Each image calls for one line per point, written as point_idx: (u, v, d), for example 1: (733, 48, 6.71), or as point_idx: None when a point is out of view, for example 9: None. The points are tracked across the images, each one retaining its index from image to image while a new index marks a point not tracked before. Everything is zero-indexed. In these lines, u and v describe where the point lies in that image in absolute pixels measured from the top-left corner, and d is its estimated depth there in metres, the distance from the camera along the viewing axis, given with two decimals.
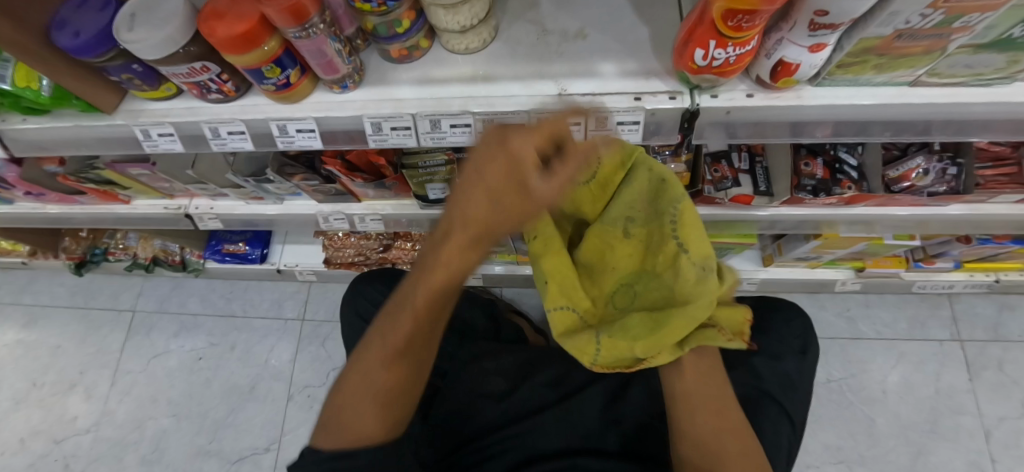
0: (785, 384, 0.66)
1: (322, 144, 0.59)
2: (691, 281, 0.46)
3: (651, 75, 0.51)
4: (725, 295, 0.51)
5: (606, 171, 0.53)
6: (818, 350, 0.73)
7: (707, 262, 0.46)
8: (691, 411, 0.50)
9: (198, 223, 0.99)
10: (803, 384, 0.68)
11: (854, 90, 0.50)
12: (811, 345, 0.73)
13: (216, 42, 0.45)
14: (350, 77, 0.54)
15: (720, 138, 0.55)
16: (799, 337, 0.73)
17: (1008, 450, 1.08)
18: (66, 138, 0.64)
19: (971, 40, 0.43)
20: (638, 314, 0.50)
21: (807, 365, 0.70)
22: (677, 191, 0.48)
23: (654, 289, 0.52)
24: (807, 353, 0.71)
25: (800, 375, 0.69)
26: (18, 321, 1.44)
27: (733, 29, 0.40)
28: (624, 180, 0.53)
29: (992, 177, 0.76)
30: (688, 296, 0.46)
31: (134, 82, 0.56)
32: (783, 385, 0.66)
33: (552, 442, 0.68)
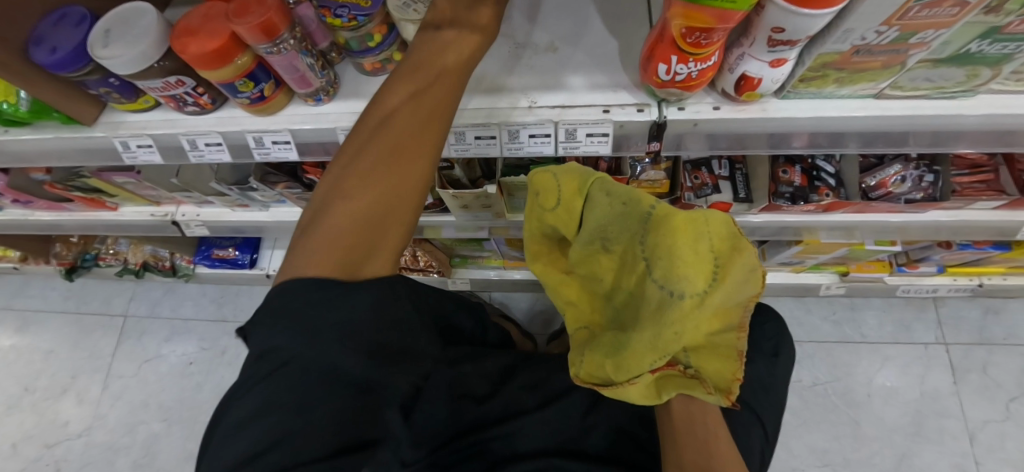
0: (757, 387, 0.67)
1: (298, 155, 0.60)
2: (656, 303, 0.42)
3: (620, 88, 0.52)
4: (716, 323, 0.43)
5: (569, 195, 0.49)
6: (791, 351, 0.74)
7: (671, 283, 0.40)
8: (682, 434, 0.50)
9: (185, 229, 0.99)
10: (776, 388, 0.69)
11: (820, 102, 0.51)
12: (785, 348, 0.74)
13: (189, 58, 0.46)
14: (324, 90, 0.55)
15: (702, 147, 0.56)
16: (774, 340, 0.74)
17: (992, 453, 1.08)
18: (47, 149, 0.65)
19: (929, 55, 0.43)
20: (616, 336, 0.49)
21: (779, 369, 0.71)
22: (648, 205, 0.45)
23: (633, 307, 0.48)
24: (781, 356, 0.72)
25: (772, 379, 0.70)
26: (11, 326, 1.45)
27: (693, 45, 0.40)
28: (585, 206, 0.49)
29: (969, 184, 0.77)
30: (655, 320, 0.42)
31: (113, 95, 0.56)
32: (755, 388, 0.67)
33: (532, 444, 0.69)
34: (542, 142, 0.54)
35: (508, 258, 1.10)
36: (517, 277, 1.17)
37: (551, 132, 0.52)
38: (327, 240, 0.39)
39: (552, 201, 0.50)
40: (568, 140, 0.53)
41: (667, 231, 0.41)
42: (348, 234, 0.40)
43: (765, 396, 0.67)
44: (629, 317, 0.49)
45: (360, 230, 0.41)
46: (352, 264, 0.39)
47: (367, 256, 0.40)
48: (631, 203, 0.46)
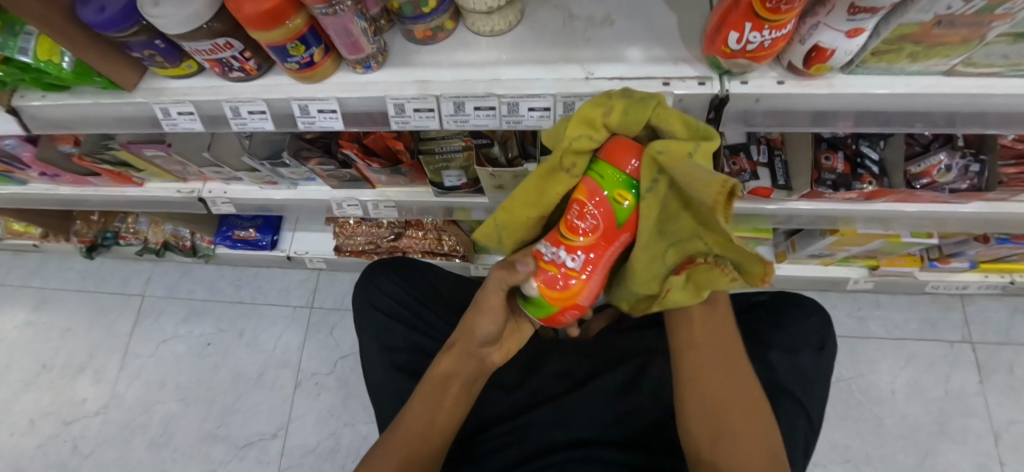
0: (802, 379, 0.66)
1: (343, 125, 0.59)
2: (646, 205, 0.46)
3: (680, 61, 0.51)
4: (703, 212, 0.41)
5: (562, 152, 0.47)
6: (835, 346, 0.73)
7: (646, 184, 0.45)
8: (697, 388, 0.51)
9: (211, 207, 0.98)
10: (820, 382, 0.68)
11: (887, 79, 0.50)
12: (830, 342, 0.73)
13: (242, 18, 0.44)
14: (375, 57, 0.53)
15: (738, 126, 0.55)
16: (818, 333, 0.72)
17: (1016, 453, 1.07)
18: (86, 116, 0.64)
19: (1011, 28, 0.42)
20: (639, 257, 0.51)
21: (825, 363, 0.70)
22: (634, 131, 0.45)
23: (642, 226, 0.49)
24: (826, 350, 0.71)
25: (818, 372, 0.69)
26: (29, 303, 1.45)
27: (771, 11, 0.39)
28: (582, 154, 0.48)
29: (1015, 175, 0.75)
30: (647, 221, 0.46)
31: (156, 59, 0.55)
32: (801, 380, 0.66)
33: (554, 435, 0.68)
34: None
35: None
36: None
37: None
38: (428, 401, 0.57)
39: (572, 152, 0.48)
40: None
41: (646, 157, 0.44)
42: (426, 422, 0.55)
43: (811, 389, 0.66)
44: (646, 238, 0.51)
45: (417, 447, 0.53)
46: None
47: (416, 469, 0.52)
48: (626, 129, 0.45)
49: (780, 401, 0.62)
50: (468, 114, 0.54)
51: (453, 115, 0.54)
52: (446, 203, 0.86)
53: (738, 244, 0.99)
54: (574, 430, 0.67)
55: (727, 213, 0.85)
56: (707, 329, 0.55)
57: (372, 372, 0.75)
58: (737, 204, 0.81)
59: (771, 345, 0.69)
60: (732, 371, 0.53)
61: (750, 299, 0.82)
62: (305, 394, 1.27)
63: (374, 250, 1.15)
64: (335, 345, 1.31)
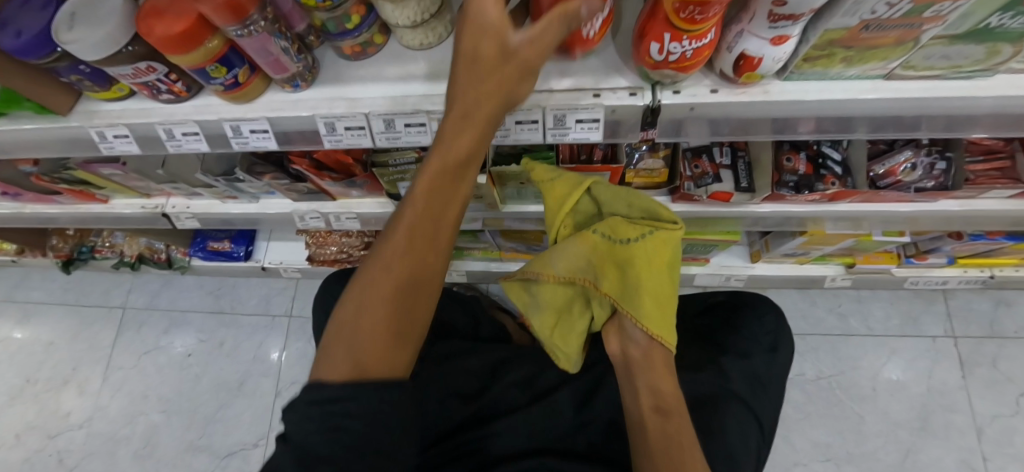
0: (752, 382, 0.68)
1: (277, 144, 0.58)
2: (627, 254, 0.69)
3: (612, 71, 0.49)
4: (617, 266, 0.71)
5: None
6: (790, 344, 0.75)
7: (615, 237, 0.70)
8: (659, 430, 0.53)
9: (176, 222, 0.98)
10: (772, 384, 0.70)
11: (825, 83, 0.48)
12: (784, 343, 0.74)
13: (155, 42, 0.43)
14: (301, 76, 0.52)
15: (704, 134, 0.53)
16: (772, 333, 0.75)
17: (1000, 448, 1.05)
18: (25, 139, 0.63)
19: (945, 30, 0.40)
20: (649, 288, 0.67)
21: (778, 364, 0.72)
22: (627, 235, 0.69)
23: (650, 280, 0.67)
24: (779, 350, 0.73)
25: (771, 372, 0.71)
26: (13, 317, 1.45)
27: (687, 21, 0.37)
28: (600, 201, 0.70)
29: (982, 172, 0.73)
30: (626, 258, 0.69)
31: (84, 83, 0.54)
32: (751, 384, 0.68)
33: (529, 439, 0.66)
34: (528, 129, 0.52)
35: (504, 249, 1.09)
36: (511, 268, 1.15)
37: (538, 118, 0.50)
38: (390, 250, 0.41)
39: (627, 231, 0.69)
40: (556, 127, 0.51)
41: (613, 231, 0.70)
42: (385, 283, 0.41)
43: (762, 392, 0.68)
44: (648, 284, 0.67)
45: (383, 331, 0.41)
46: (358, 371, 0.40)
47: (371, 360, 0.41)
48: (646, 218, 0.69)
49: (733, 407, 0.62)
50: (400, 131, 0.53)
51: (385, 132, 0.53)
52: None
53: (707, 246, 0.97)
54: (549, 433, 0.66)
55: (692, 216, 0.83)
56: (665, 432, 0.53)
57: None
58: (698, 208, 0.79)
59: (725, 351, 0.71)
60: (683, 425, 0.55)
61: (706, 301, 0.84)
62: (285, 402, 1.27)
63: (346, 259, 1.15)
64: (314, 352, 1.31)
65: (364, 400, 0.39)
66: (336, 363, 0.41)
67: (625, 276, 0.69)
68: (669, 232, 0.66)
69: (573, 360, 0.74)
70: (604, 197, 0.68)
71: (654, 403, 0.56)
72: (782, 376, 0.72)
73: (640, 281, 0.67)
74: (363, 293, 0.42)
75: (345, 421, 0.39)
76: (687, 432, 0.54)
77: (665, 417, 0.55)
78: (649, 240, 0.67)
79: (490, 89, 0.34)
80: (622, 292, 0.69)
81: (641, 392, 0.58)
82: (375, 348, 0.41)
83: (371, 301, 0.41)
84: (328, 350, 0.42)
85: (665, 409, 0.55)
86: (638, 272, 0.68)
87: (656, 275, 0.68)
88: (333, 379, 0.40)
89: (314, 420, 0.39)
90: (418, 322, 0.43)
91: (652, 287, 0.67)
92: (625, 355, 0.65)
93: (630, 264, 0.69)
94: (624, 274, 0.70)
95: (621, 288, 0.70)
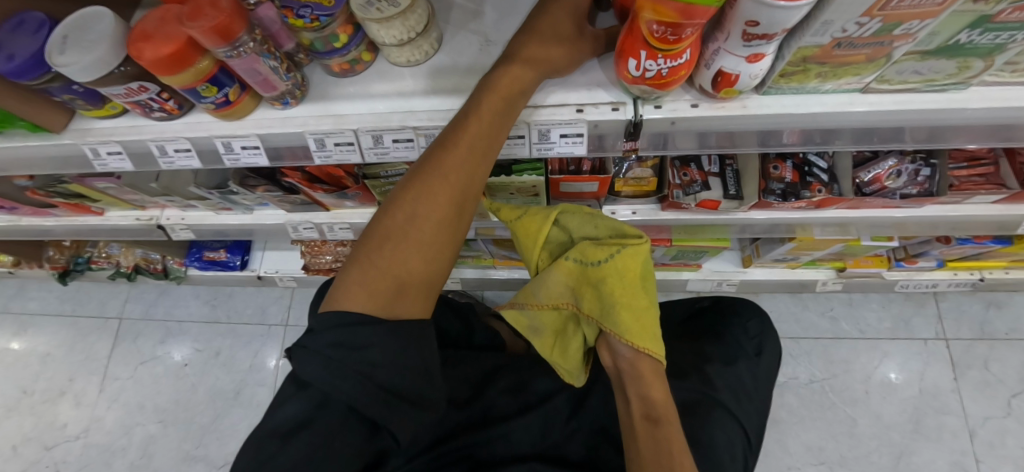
0: (738, 392, 0.69)
1: (268, 160, 0.59)
2: (597, 272, 0.68)
3: (595, 86, 0.50)
4: (592, 285, 0.70)
5: None
6: (774, 347, 0.79)
7: (582, 256, 0.70)
8: (647, 440, 0.54)
9: (170, 233, 0.99)
10: (757, 391, 0.72)
11: (802, 97, 0.49)
12: (768, 346, 0.79)
13: (147, 65, 0.44)
14: (291, 93, 0.53)
15: (689, 146, 0.54)
16: (756, 339, 0.78)
17: (992, 450, 1.06)
18: (19, 156, 0.64)
19: (916, 47, 0.41)
20: (625, 304, 0.66)
21: (762, 367, 0.75)
22: (600, 255, 0.68)
23: (626, 295, 0.67)
24: (763, 355, 0.77)
25: (757, 378, 0.74)
26: (9, 329, 1.46)
27: (661, 41, 0.39)
28: (563, 225, 0.73)
29: (967, 178, 0.74)
30: (598, 278, 0.68)
31: (78, 102, 0.55)
32: (737, 393, 0.69)
33: (536, 444, 0.66)
34: (515, 143, 0.53)
35: (497, 256, 1.10)
36: (504, 275, 1.16)
37: (524, 133, 0.52)
38: (419, 211, 0.47)
39: (597, 255, 0.68)
40: (541, 141, 0.52)
41: (581, 249, 0.70)
42: (409, 243, 0.47)
43: (748, 401, 0.70)
44: (623, 299, 0.66)
45: (411, 272, 0.47)
46: (389, 304, 0.46)
47: (397, 295, 0.46)
48: (615, 233, 0.70)
49: (719, 412, 0.64)
50: (388, 146, 0.54)
51: (373, 148, 0.54)
52: None
53: (698, 253, 0.98)
54: (549, 438, 0.67)
55: (681, 224, 0.84)
56: (653, 440, 0.54)
57: None
58: (687, 215, 0.80)
59: (711, 358, 0.72)
60: (673, 430, 0.55)
61: (695, 305, 0.88)
62: None
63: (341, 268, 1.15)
64: None
65: (386, 339, 0.44)
66: (364, 295, 0.45)
67: (602, 293, 0.68)
68: (637, 247, 0.67)
69: (575, 375, 0.75)
70: (572, 224, 0.72)
71: (643, 412, 0.58)
72: (766, 380, 0.75)
73: (615, 295, 0.67)
74: (387, 244, 0.47)
75: (372, 369, 0.42)
76: (677, 439, 0.54)
77: (654, 425, 0.55)
78: (626, 256, 0.67)
79: (520, 83, 0.46)
80: (601, 308, 0.68)
81: (634, 402, 0.60)
82: (405, 283, 0.47)
83: (401, 254, 0.47)
84: (352, 286, 0.46)
85: (656, 416, 0.56)
86: (613, 288, 0.67)
87: (630, 294, 0.67)
88: (359, 311, 0.44)
89: (340, 369, 0.41)
90: (436, 272, 0.49)
91: (629, 304, 0.66)
92: (618, 368, 0.66)
93: (601, 280, 0.68)
94: (597, 290, 0.69)
95: (599, 306, 0.69)
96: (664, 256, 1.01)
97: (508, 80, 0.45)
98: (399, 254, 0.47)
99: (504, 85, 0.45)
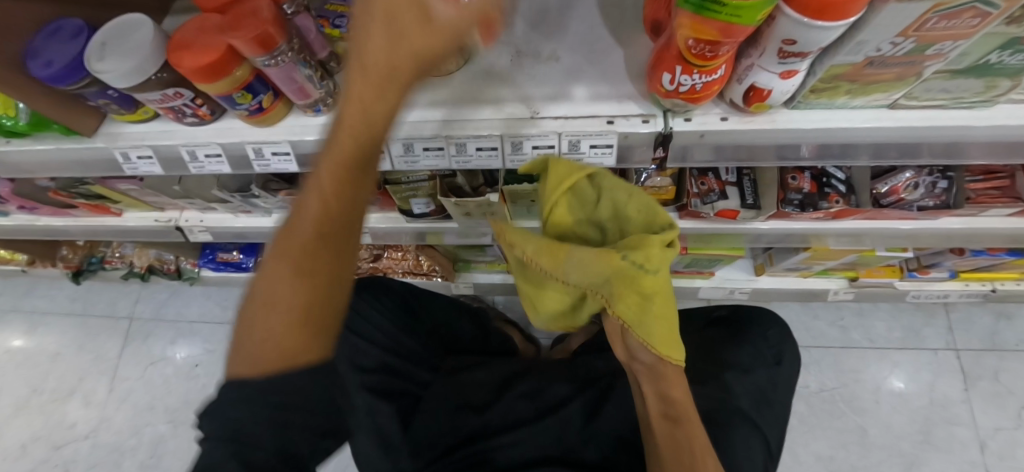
0: (756, 399, 0.70)
1: (297, 166, 0.60)
2: (650, 278, 0.52)
3: (624, 98, 0.51)
4: (642, 293, 0.53)
5: None
6: (792, 356, 0.79)
7: (638, 258, 0.50)
8: (667, 442, 0.54)
9: (189, 235, 0.99)
10: (776, 401, 0.72)
11: (830, 112, 0.49)
12: (787, 355, 0.79)
13: (185, 72, 0.45)
14: (323, 101, 0.54)
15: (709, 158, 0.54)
16: (775, 348, 0.79)
17: (1002, 462, 1.06)
18: (49, 159, 0.65)
19: (947, 65, 0.42)
20: (666, 316, 0.55)
21: (781, 376, 0.76)
22: (657, 263, 0.51)
23: (668, 302, 0.55)
24: (783, 363, 0.78)
25: (774, 385, 0.74)
26: (20, 328, 1.46)
27: (698, 57, 0.39)
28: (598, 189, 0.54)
29: (983, 191, 0.74)
30: (649, 286, 0.52)
31: (111, 107, 0.56)
32: (756, 401, 0.70)
33: (556, 446, 0.68)
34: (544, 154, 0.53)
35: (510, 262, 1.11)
36: None
37: (554, 143, 0.52)
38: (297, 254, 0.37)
39: (653, 261, 0.51)
40: (571, 151, 0.53)
41: (639, 251, 0.50)
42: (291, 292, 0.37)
43: (767, 410, 0.71)
44: (665, 311, 0.55)
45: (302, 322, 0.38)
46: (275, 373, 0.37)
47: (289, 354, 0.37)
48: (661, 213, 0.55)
49: (739, 423, 0.64)
50: (418, 154, 0.55)
51: (404, 156, 0.55)
52: (418, 228, 0.87)
53: (712, 261, 0.98)
54: (564, 444, 0.68)
55: (696, 232, 0.85)
56: (672, 442, 0.53)
57: None
58: (705, 224, 0.81)
59: (728, 365, 0.73)
60: (695, 428, 0.55)
61: (712, 315, 0.87)
62: None
63: (355, 271, 1.16)
64: None
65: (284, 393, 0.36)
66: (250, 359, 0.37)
67: (648, 301, 0.54)
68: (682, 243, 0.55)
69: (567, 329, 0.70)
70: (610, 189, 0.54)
71: (661, 410, 0.57)
72: (785, 389, 0.76)
73: (661, 308, 0.54)
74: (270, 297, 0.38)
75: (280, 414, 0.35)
76: (698, 439, 0.54)
77: (672, 425, 0.55)
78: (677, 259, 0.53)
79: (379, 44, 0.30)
80: (646, 318, 0.55)
81: (650, 398, 0.58)
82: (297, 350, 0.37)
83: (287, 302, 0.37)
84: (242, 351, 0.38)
85: (676, 416, 0.55)
86: (660, 299, 0.54)
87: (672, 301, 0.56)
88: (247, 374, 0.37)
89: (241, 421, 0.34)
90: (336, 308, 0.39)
91: (670, 316, 0.56)
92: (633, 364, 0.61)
93: (650, 288, 0.53)
94: (644, 298, 0.53)
95: (643, 316, 0.54)
96: (678, 263, 1.02)
97: (375, 32, 0.29)
98: (283, 309, 0.37)
99: (373, 25, 0.29)
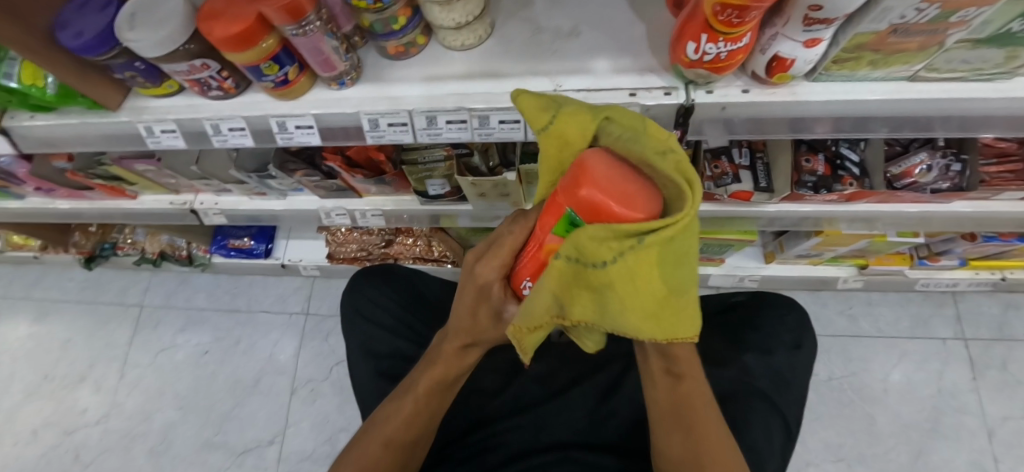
0: (773, 380, 0.70)
1: (320, 139, 0.61)
2: (601, 272, 0.31)
3: (646, 71, 0.52)
4: (589, 285, 0.32)
5: None
6: (812, 344, 0.78)
7: (581, 257, 0.30)
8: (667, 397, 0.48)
9: (203, 218, 1.00)
10: (795, 381, 0.72)
11: (851, 85, 0.50)
12: (806, 340, 0.78)
13: (214, 42, 0.46)
14: (348, 74, 0.55)
15: (729, 133, 0.55)
16: (794, 332, 0.78)
17: (1011, 450, 1.07)
18: (72, 134, 0.65)
19: (969, 34, 0.43)
20: (645, 299, 0.32)
21: (800, 360, 0.75)
22: (608, 254, 0.29)
23: (650, 280, 0.30)
24: (802, 347, 0.76)
25: (793, 368, 0.74)
26: (30, 315, 1.47)
27: (724, 24, 0.40)
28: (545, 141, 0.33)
29: (996, 174, 0.75)
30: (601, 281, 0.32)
31: (138, 79, 0.57)
32: (773, 382, 0.70)
33: (570, 431, 0.67)
34: None
35: None
36: None
37: None
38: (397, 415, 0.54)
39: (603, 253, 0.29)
40: None
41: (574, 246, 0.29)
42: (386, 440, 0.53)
43: (785, 391, 0.71)
44: (642, 298, 0.31)
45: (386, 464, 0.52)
46: None
47: None
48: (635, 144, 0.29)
49: (756, 402, 0.65)
50: (441, 127, 0.55)
51: (426, 129, 0.56)
52: (432, 210, 0.88)
53: (723, 246, 0.99)
54: (576, 426, 0.68)
55: (709, 215, 0.85)
56: (674, 404, 0.48)
57: (357, 380, 0.73)
58: (718, 207, 0.82)
59: (748, 349, 0.74)
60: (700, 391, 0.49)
61: (728, 300, 0.88)
62: (301, 400, 1.29)
63: (366, 257, 1.17)
64: (330, 351, 1.33)
65: None
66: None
67: (598, 291, 0.33)
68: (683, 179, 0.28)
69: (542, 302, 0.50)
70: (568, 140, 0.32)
71: (664, 366, 0.47)
72: (804, 373, 0.75)
73: (627, 297, 0.31)
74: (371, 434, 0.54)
75: None
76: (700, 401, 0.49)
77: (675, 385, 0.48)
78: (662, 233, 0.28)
79: (470, 306, 0.46)
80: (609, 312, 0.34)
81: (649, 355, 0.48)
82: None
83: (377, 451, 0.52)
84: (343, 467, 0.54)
85: (678, 373, 0.47)
86: (622, 290, 0.31)
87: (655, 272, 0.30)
88: None
89: None
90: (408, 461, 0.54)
91: (654, 291, 0.31)
92: None
93: (603, 282, 0.31)
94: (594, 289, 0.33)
95: (597, 307, 0.34)
96: None
97: (464, 304, 0.46)
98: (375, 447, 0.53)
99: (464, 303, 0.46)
